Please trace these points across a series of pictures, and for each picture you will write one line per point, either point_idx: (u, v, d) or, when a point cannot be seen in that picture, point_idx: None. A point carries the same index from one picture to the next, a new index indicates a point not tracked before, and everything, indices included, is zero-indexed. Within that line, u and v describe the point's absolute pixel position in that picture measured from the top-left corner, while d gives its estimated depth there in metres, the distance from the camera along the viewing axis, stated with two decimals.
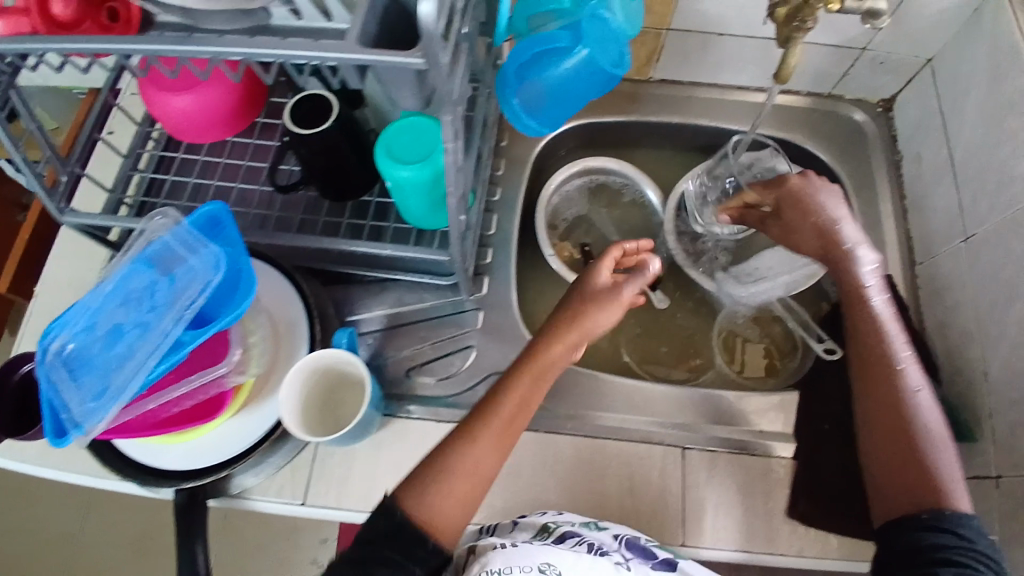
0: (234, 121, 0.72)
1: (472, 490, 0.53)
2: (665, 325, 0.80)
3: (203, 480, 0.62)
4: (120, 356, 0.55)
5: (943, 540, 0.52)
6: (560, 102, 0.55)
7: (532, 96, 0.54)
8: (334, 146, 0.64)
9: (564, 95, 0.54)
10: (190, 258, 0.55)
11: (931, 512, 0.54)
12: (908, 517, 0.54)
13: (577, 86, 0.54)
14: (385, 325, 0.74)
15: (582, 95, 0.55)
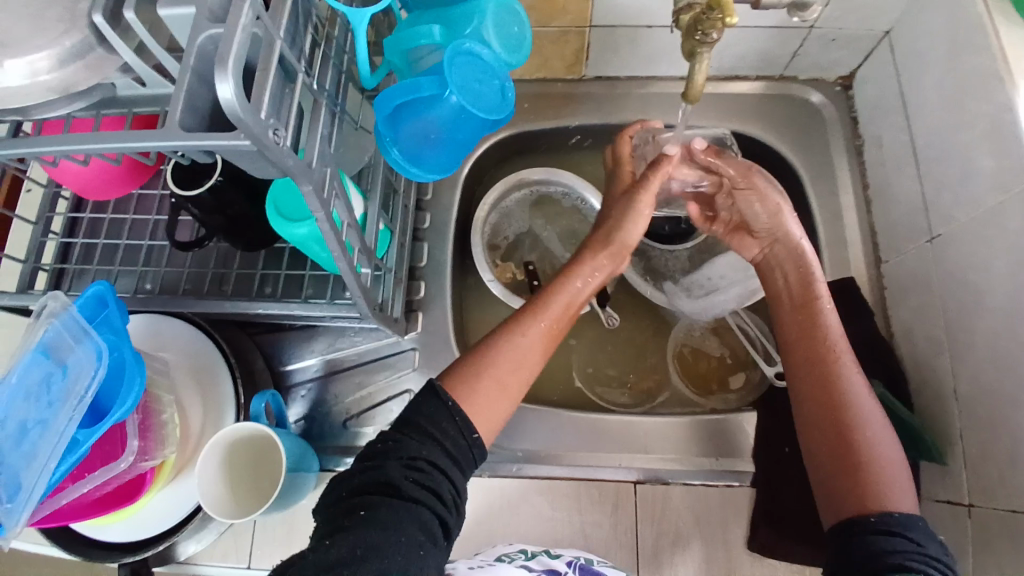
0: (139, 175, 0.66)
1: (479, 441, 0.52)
2: (617, 342, 0.75)
3: (145, 553, 0.60)
4: (24, 458, 0.51)
5: (895, 543, 0.46)
6: (445, 146, 0.50)
7: (413, 145, 0.49)
8: (229, 202, 0.59)
9: (450, 141, 0.49)
10: (79, 349, 0.52)
11: (880, 515, 0.48)
12: (854, 521, 0.48)
13: (461, 128, 0.48)
14: (319, 373, 0.71)
15: (469, 137, 0.50)
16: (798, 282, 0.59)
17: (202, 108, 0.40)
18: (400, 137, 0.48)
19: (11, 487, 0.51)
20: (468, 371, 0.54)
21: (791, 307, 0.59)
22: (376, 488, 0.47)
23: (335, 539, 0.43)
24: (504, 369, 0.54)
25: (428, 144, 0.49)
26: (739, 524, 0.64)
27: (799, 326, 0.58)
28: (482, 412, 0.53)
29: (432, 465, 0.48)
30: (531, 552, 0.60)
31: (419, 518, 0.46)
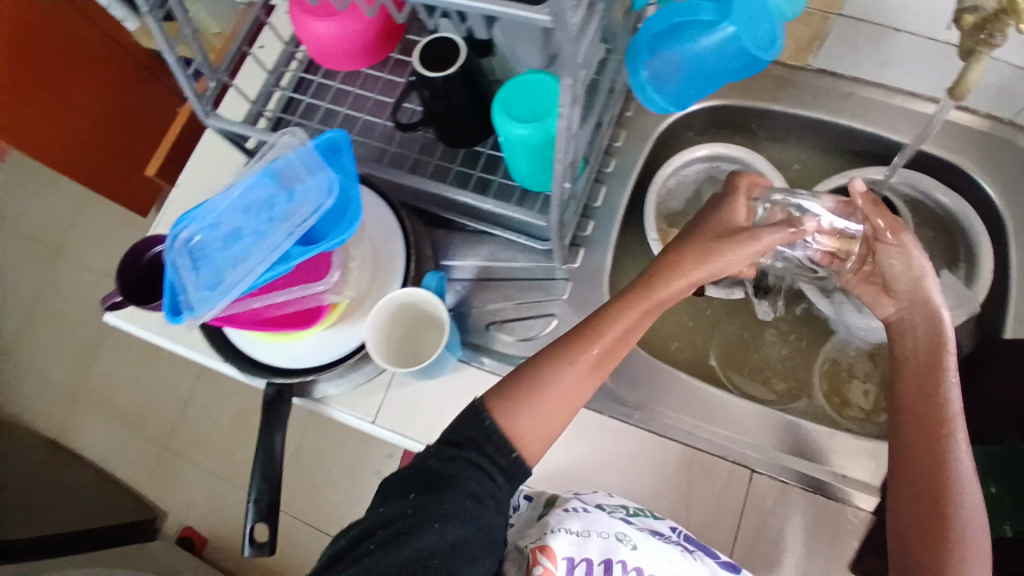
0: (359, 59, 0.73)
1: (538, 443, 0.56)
2: (765, 336, 0.74)
3: (291, 380, 0.67)
4: (234, 259, 0.58)
5: None
6: (687, 81, 0.50)
7: (660, 72, 0.49)
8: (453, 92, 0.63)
9: (693, 75, 0.49)
10: (309, 179, 0.58)
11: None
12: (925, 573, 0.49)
13: (709, 66, 0.48)
14: (475, 276, 0.74)
15: (714, 78, 0.49)
16: (928, 344, 0.57)
17: None
18: (652, 60, 0.49)
19: (217, 278, 0.58)
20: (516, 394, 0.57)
21: (917, 368, 0.57)
22: (415, 475, 0.53)
23: (384, 508, 0.51)
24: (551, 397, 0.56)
25: (670, 73, 0.50)
26: (849, 547, 0.61)
27: (918, 394, 0.56)
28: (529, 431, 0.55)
29: (469, 463, 0.53)
30: (633, 509, 0.61)
31: (466, 487, 0.51)
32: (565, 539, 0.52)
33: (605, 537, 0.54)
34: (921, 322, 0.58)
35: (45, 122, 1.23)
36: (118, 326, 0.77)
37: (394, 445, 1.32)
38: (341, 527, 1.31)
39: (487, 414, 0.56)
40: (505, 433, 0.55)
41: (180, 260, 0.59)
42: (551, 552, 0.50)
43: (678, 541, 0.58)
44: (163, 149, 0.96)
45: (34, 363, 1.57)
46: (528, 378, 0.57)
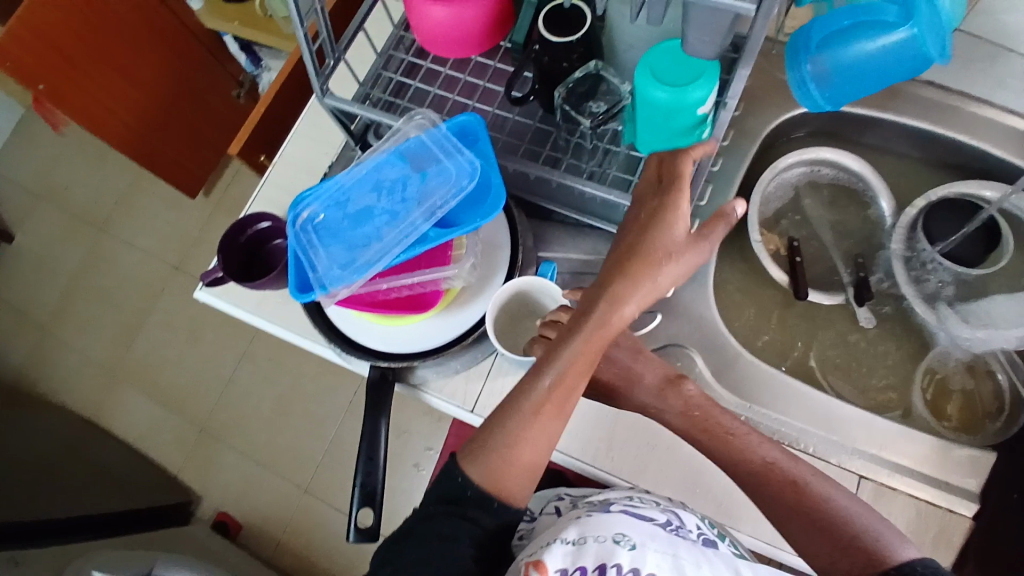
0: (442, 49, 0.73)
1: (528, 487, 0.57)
2: (859, 342, 0.74)
3: (395, 364, 0.66)
4: (365, 237, 0.58)
5: None
6: (839, 79, 0.51)
7: (817, 70, 0.51)
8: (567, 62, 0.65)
9: (846, 76, 0.50)
10: (445, 161, 0.58)
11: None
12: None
13: (870, 66, 0.49)
14: (575, 269, 0.75)
15: (870, 79, 0.50)
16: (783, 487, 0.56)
17: None
18: (817, 58, 0.50)
19: (347, 256, 0.58)
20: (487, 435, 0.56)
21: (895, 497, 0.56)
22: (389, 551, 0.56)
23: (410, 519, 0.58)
24: (530, 434, 0.55)
25: (824, 71, 0.51)
26: (953, 555, 0.62)
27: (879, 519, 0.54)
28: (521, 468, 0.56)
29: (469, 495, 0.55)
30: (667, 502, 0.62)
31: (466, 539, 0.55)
32: (562, 551, 0.55)
33: (602, 542, 0.54)
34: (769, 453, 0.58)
35: (108, 96, 1.23)
36: (208, 302, 0.76)
37: (436, 439, 1.33)
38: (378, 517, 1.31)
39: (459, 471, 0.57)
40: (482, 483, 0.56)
41: (307, 238, 0.58)
42: (544, 569, 0.53)
43: (696, 536, 0.57)
44: (249, 126, 0.96)
45: (70, 339, 1.55)
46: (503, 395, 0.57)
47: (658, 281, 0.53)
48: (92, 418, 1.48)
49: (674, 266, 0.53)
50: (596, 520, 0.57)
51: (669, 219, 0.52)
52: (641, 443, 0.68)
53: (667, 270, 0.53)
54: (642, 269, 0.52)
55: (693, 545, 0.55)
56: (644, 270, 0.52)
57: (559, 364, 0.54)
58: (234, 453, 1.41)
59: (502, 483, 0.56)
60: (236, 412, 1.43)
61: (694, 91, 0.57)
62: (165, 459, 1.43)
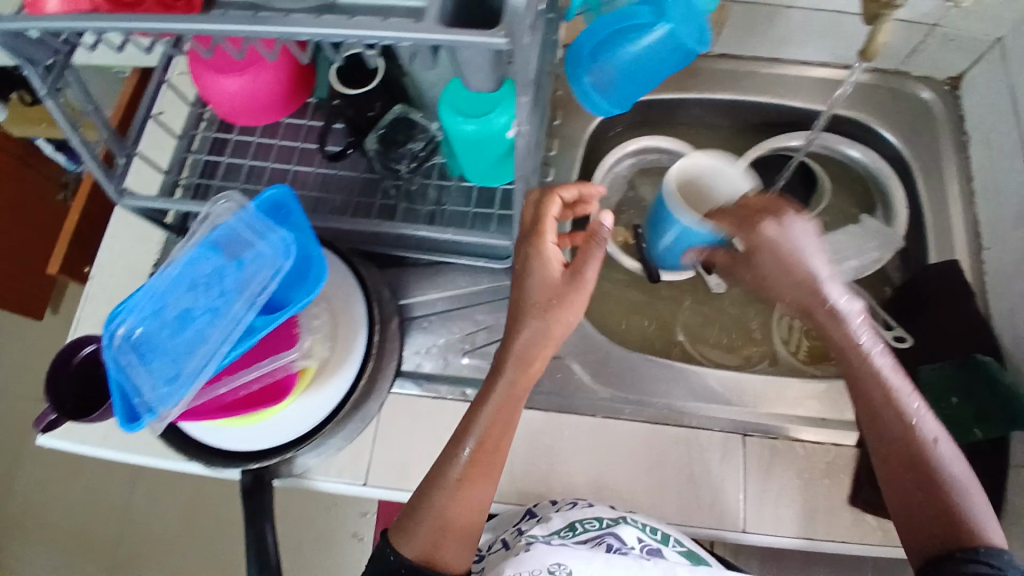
0: (247, 115, 0.69)
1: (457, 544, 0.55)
2: (720, 308, 0.77)
3: (267, 462, 0.64)
4: (192, 342, 0.54)
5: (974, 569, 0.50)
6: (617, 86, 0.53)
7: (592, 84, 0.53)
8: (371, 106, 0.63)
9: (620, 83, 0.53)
10: (258, 243, 0.55)
11: (965, 550, 0.51)
12: (944, 558, 0.52)
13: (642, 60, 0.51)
14: (440, 308, 0.73)
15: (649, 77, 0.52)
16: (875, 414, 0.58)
17: (449, 10, 0.43)
18: (594, 67, 0.52)
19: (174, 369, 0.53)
20: (428, 506, 0.55)
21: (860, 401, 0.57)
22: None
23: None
24: (461, 499, 0.55)
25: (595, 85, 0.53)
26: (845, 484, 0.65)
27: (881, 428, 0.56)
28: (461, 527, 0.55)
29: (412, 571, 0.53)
30: (606, 520, 0.61)
31: None
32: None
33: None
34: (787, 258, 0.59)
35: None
36: (53, 448, 0.69)
37: (369, 502, 1.22)
38: None
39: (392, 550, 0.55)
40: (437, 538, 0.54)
41: (126, 358, 0.54)
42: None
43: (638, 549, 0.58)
44: (65, 240, 0.87)
45: None
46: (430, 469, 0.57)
47: (568, 318, 0.56)
48: None
49: (575, 304, 0.55)
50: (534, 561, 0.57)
51: (541, 266, 0.56)
52: (541, 466, 0.67)
53: (571, 311, 0.56)
54: (542, 326, 0.56)
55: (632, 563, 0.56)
56: (557, 312, 0.55)
57: (478, 426, 0.56)
58: None
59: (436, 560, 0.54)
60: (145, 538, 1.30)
61: (497, 118, 0.58)
62: None
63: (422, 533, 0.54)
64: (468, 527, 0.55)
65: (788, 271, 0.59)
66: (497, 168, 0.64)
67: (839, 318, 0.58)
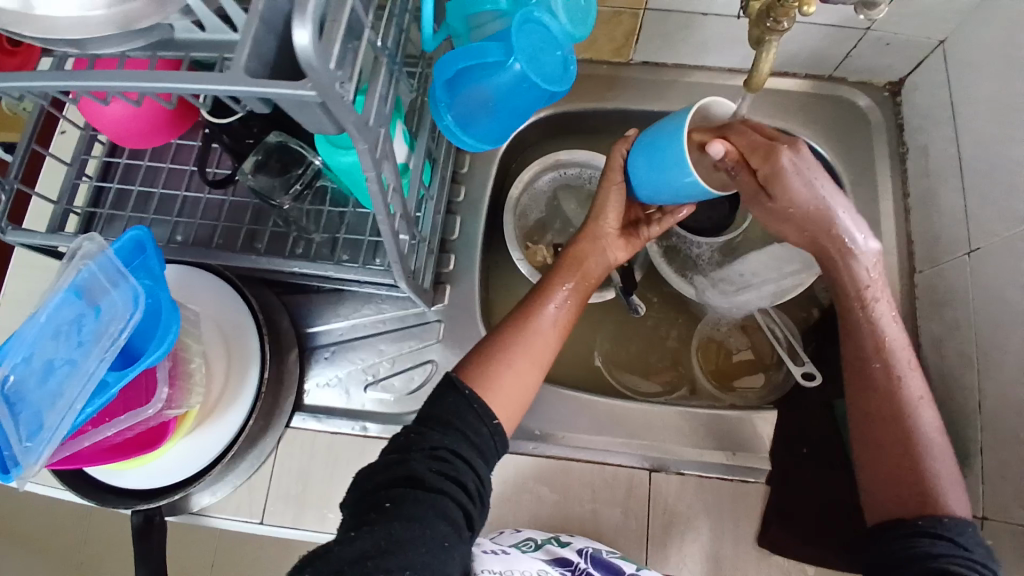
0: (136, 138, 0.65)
1: (521, 395, 0.61)
2: (638, 331, 0.74)
3: (159, 502, 0.61)
4: (51, 396, 0.52)
5: (938, 547, 0.48)
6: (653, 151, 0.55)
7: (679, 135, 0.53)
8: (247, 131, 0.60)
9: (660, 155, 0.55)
10: (112, 290, 0.52)
11: (928, 519, 0.50)
12: (899, 521, 0.52)
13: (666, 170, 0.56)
14: (342, 337, 0.71)
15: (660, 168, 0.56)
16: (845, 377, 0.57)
17: (267, 55, 0.40)
18: (455, 103, 0.48)
19: (35, 422, 0.51)
20: (484, 361, 0.61)
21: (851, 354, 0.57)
22: (396, 484, 0.52)
23: (360, 534, 0.48)
24: (518, 360, 0.61)
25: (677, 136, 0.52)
26: (753, 521, 0.63)
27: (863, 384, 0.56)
28: (502, 399, 0.59)
29: (453, 454, 0.54)
30: (539, 540, 0.61)
31: (445, 506, 0.51)
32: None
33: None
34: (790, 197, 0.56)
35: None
36: None
37: None
38: None
39: (464, 386, 0.58)
40: (485, 407, 0.57)
41: None
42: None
43: (586, 570, 0.57)
44: None
45: None
46: (483, 359, 0.61)
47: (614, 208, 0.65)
48: None
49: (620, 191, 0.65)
50: (512, 559, 0.56)
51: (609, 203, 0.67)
52: None
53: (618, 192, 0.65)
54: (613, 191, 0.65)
55: None
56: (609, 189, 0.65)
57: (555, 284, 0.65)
58: None
59: (498, 397, 0.59)
60: None
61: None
62: None
63: (495, 373, 0.60)
64: (521, 379, 0.61)
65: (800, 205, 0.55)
66: None
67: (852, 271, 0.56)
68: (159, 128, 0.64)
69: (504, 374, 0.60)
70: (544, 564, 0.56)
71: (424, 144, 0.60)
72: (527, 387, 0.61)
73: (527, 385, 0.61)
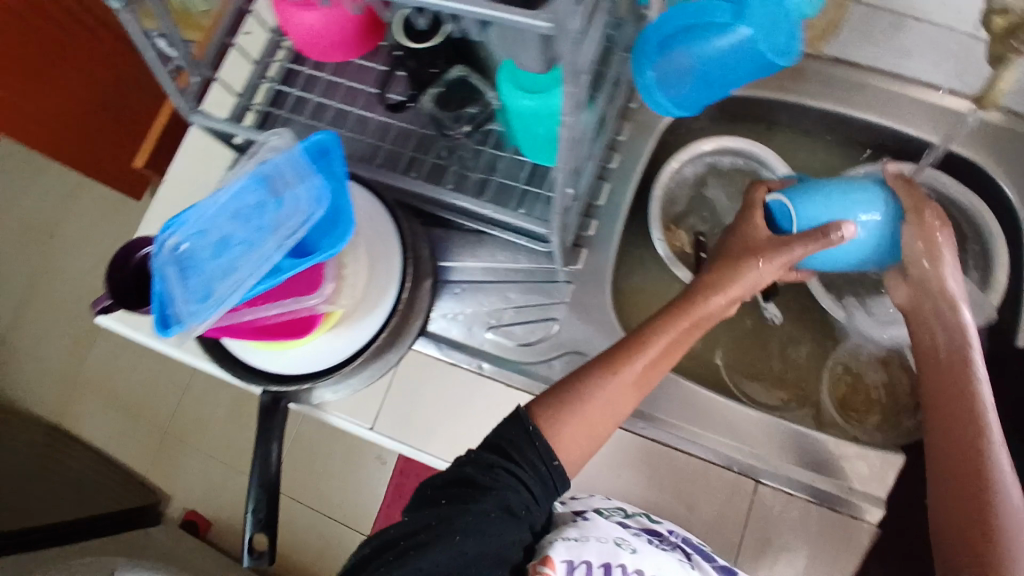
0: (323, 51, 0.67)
1: (588, 443, 0.57)
2: (767, 338, 0.72)
3: (287, 387, 0.66)
4: (221, 267, 0.56)
5: None
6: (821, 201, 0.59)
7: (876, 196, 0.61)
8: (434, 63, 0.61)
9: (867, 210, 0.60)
10: (298, 186, 0.55)
11: None
12: None
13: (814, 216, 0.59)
14: (474, 277, 0.72)
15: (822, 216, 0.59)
16: (957, 421, 0.56)
17: None
18: (661, 60, 0.46)
19: (204, 290, 0.55)
20: (557, 403, 0.57)
21: (944, 384, 0.57)
22: (454, 483, 0.53)
23: (413, 524, 0.51)
24: (593, 409, 0.57)
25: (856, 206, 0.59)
26: (853, 561, 0.60)
27: (949, 411, 0.56)
28: (565, 444, 0.56)
29: (507, 471, 0.53)
30: (629, 512, 0.61)
31: (494, 505, 0.51)
32: (563, 546, 0.55)
33: (604, 543, 0.55)
34: (939, 298, 0.60)
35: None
36: (110, 329, 0.76)
37: None
38: (355, 519, 1.37)
39: (530, 420, 0.56)
40: (548, 445, 0.55)
41: (166, 270, 0.55)
42: (549, 561, 0.53)
43: (678, 544, 0.58)
44: (150, 140, 0.95)
45: (28, 345, 1.56)
46: (567, 386, 0.58)
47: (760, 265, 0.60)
48: (58, 425, 1.50)
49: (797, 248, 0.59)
50: (591, 521, 0.58)
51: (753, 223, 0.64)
52: None
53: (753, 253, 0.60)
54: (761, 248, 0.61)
55: (677, 562, 0.56)
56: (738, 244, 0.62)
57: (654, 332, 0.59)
58: (198, 454, 1.44)
59: (563, 447, 0.56)
60: (193, 420, 1.46)
61: (559, 94, 0.54)
62: (133, 464, 1.46)
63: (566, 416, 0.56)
64: (587, 431, 0.56)
65: (943, 316, 0.60)
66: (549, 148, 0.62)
67: (953, 323, 0.59)
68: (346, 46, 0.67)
69: (572, 424, 0.56)
70: (629, 531, 0.58)
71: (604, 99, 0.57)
72: (591, 436, 0.57)
73: (600, 428, 0.57)
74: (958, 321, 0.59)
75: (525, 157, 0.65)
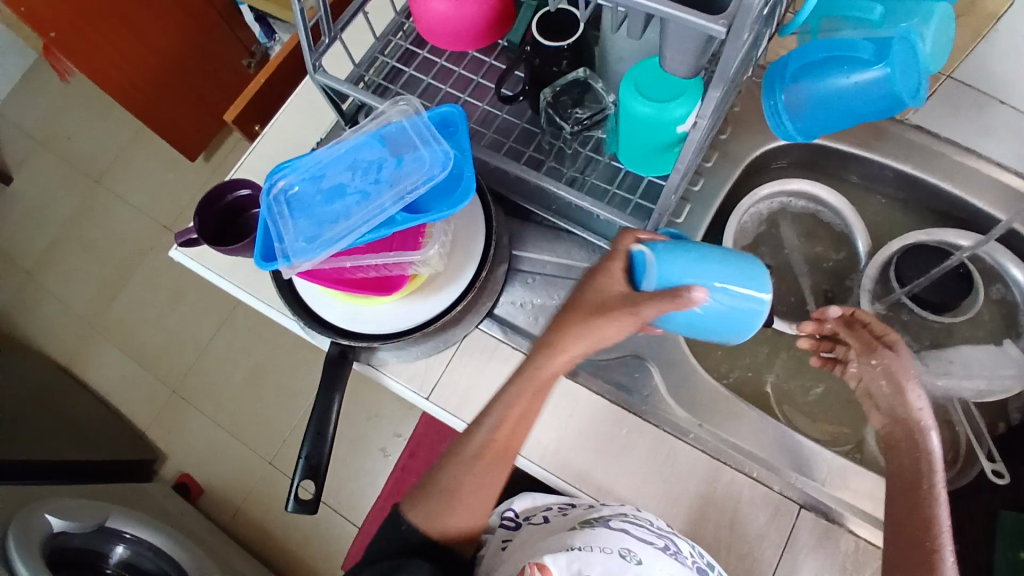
0: (443, 40, 0.65)
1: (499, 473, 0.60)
2: (818, 374, 0.75)
3: (355, 342, 0.65)
4: (331, 212, 0.59)
5: None
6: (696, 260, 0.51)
7: (759, 266, 0.52)
8: (555, 60, 0.64)
9: (746, 273, 0.51)
10: (421, 149, 0.59)
11: None
12: None
13: (671, 270, 0.51)
14: (546, 270, 0.75)
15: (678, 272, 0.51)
16: (903, 509, 0.56)
17: None
18: (792, 87, 0.54)
19: (311, 231, 0.58)
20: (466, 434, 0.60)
21: (902, 486, 0.57)
22: None
23: None
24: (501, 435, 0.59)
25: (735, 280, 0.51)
26: None
27: (900, 509, 0.56)
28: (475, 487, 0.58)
29: None
30: (659, 522, 0.61)
31: None
32: (564, 558, 0.56)
33: (608, 554, 0.56)
34: (911, 440, 0.59)
35: (100, 32, 1.20)
36: (183, 263, 0.77)
37: (404, 426, 1.38)
38: (348, 510, 1.34)
39: None
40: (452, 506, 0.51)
41: (279, 208, 0.58)
42: (547, 571, 0.55)
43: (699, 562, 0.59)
44: (245, 98, 0.99)
45: (54, 284, 1.57)
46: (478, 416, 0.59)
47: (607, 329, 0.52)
48: (68, 367, 1.49)
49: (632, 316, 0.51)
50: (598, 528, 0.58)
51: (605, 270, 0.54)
52: (589, 449, 0.68)
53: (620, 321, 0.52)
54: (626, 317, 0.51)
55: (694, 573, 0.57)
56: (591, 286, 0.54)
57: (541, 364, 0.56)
58: (202, 418, 1.43)
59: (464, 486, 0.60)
60: (205, 382, 1.46)
61: (676, 108, 0.56)
62: (135, 417, 1.45)
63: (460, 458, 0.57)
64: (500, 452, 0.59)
65: (903, 419, 0.60)
66: (650, 159, 0.64)
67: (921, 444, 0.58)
68: (468, 39, 0.65)
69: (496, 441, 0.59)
70: (641, 534, 0.58)
71: (716, 122, 0.60)
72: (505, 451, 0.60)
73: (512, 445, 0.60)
74: (916, 421, 0.59)
75: (621, 163, 0.68)
